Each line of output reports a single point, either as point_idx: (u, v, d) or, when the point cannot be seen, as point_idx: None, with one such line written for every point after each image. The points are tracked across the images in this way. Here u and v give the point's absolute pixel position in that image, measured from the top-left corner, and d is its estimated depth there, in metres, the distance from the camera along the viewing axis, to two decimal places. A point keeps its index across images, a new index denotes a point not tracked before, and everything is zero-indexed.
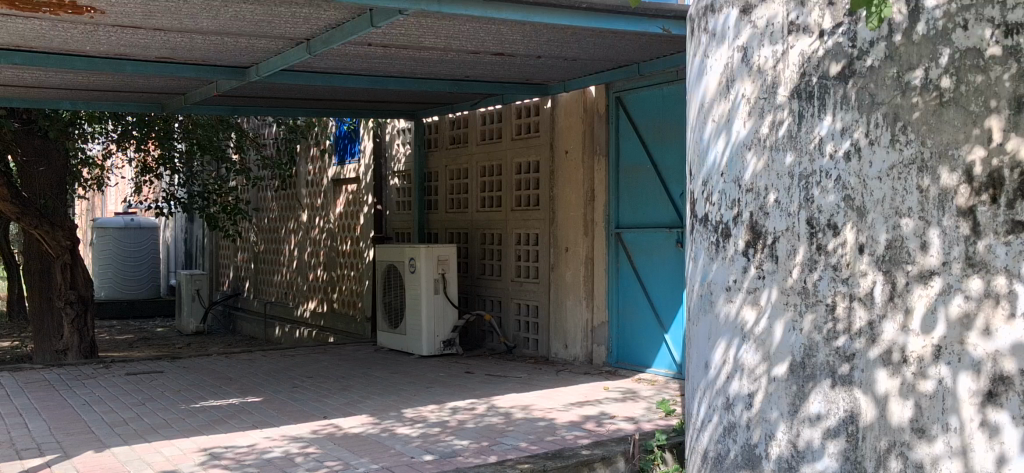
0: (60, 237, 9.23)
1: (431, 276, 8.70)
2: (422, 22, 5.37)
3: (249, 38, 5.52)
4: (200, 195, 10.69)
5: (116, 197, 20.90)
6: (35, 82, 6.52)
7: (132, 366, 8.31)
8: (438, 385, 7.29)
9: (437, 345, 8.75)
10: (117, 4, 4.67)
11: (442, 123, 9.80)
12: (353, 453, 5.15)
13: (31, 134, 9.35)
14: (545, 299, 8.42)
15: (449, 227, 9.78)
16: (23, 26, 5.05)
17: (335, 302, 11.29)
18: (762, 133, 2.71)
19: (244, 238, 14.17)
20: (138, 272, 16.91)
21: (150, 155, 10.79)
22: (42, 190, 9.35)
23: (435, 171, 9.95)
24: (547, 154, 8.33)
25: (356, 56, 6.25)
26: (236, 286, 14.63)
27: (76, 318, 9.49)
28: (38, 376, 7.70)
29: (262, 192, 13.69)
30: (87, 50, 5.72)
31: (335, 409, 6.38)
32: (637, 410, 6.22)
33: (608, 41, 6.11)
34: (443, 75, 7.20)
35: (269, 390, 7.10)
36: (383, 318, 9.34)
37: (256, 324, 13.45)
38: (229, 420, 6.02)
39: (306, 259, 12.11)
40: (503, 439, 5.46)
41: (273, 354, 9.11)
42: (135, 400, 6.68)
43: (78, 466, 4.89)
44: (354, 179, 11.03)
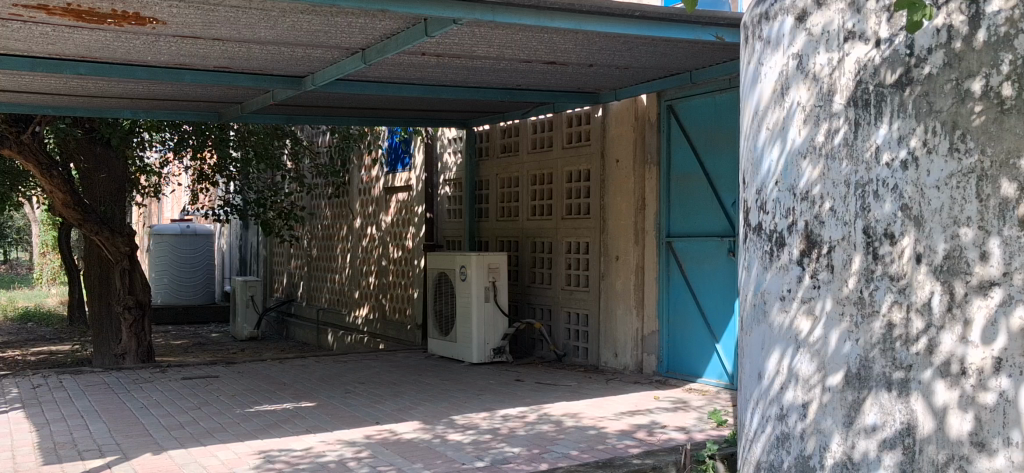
0: (119, 244, 9.33)
1: (482, 284, 8.73)
2: (475, 31, 5.41)
3: (306, 48, 5.61)
4: (255, 202, 10.85)
5: (173, 205, 21.35)
6: (98, 91, 6.68)
7: (189, 371, 8.46)
8: (489, 393, 7.31)
9: (488, 353, 8.80)
10: (177, 15, 4.77)
11: (493, 131, 9.84)
12: (405, 459, 5.18)
13: (93, 142, 9.59)
14: (594, 309, 8.42)
15: (500, 235, 9.82)
16: (87, 38, 5.19)
17: (387, 310, 11.37)
18: (817, 141, 2.71)
19: (299, 245, 14.34)
20: (194, 278, 17.23)
21: (207, 164, 10.97)
22: (102, 196, 9.58)
23: (486, 179, 9.99)
24: (598, 164, 8.32)
25: (409, 65, 6.31)
26: (290, 292, 14.79)
27: (134, 322, 9.59)
28: (98, 379, 7.87)
29: (314, 199, 13.85)
30: (148, 61, 5.85)
31: (387, 415, 6.44)
32: (688, 420, 6.18)
33: (660, 49, 6.10)
34: (495, 84, 7.23)
35: (322, 396, 7.18)
36: (434, 325, 9.41)
37: (309, 330, 13.59)
38: (283, 425, 6.10)
39: (359, 267, 12.23)
40: (554, 447, 5.46)
41: (325, 359, 9.21)
42: (191, 404, 6.80)
43: (137, 468, 4.99)
44: (405, 187, 11.13)
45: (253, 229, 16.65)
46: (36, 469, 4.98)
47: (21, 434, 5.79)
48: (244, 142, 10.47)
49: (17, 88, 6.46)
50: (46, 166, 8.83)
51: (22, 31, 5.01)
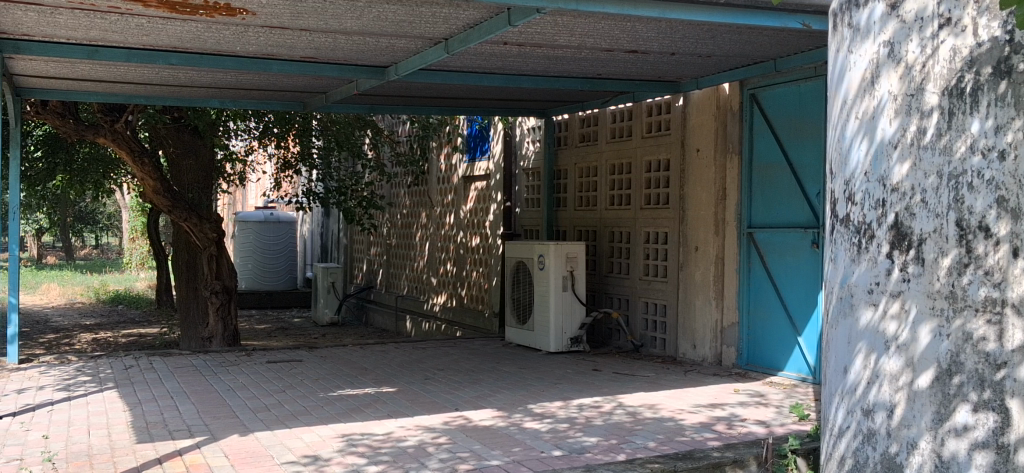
0: (207, 230, 9.52)
1: (560, 273, 8.73)
2: (559, 20, 5.40)
3: (390, 39, 5.67)
4: (337, 190, 11.01)
5: (257, 191, 21.83)
6: (189, 81, 6.84)
7: (273, 354, 8.65)
8: (566, 382, 7.31)
9: (565, 342, 8.80)
10: (267, 6, 4.86)
11: (572, 120, 9.79)
12: (484, 446, 5.22)
13: (181, 130, 9.87)
14: (672, 299, 8.36)
15: (578, 225, 9.79)
16: (180, 29, 5.32)
17: (465, 298, 11.46)
18: (909, 132, 2.56)
19: (379, 232, 14.51)
20: (276, 263, 17.57)
21: (291, 152, 11.13)
22: (190, 183, 9.87)
23: (565, 168, 9.96)
24: (678, 152, 8.24)
25: (492, 55, 6.34)
26: (370, 279, 14.98)
27: (221, 306, 9.76)
28: (186, 362, 8.09)
29: (394, 188, 13.99)
30: (236, 51, 5.98)
31: (466, 402, 6.50)
32: (768, 414, 6.10)
33: (745, 37, 6.01)
34: (576, 73, 7.20)
35: (403, 381, 7.28)
36: (512, 314, 9.45)
37: (388, 316, 13.76)
38: (365, 410, 6.20)
39: (437, 254, 12.34)
40: (632, 438, 5.44)
41: (404, 346, 9.32)
42: (275, 388, 6.95)
43: (225, 448, 5.13)
44: (484, 176, 11.17)
45: (335, 216, 16.92)
46: (131, 447, 5.15)
47: (115, 413, 5.99)
48: (326, 131, 10.66)
49: (112, 78, 6.66)
50: (139, 154, 9.07)
51: (118, 23, 5.17)
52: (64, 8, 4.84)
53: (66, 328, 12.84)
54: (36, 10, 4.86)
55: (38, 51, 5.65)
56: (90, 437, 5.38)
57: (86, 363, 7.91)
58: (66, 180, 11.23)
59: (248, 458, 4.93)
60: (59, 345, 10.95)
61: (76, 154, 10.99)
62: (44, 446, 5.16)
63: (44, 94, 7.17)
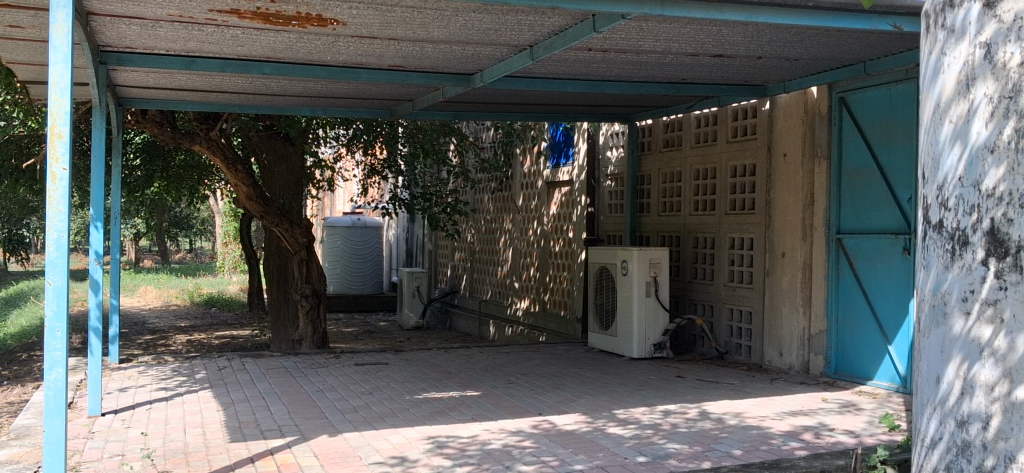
0: (297, 234, 9.76)
1: (643, 279, 8.70)
2: (643, 26, 5.40)
3: (475, 46, 5.75)
4: (422, 196, 11.19)
5: (345, 197, 22.29)
6: (280, 90, 7.04)
7: (361, 357, 8.82)
8: (649, 388, 7.29)
9: (648, 349, 8.77)
10: (357, 16, 4.98)
11: (656, 126, 9.75)
12: (568, 451, 5.24)
13: (273, 138, 10.13)
14: (758, 305, 8.25)
15: (661, 230, 9.73)
16: (273, 39, 5.48)
17: (548, 303, 11.50)
18: (1011, 134, 2.16)
19: (462, 238, 14.66)
20: (363, 268, 17.87)
21: (378, 159, 11.31)
22: (282, 189, 10.14)
23: (647, 173, 9.90)
24: (764, 157, 8.14)
25: (577, 61, 6.37)
26: (454, 284, 15.13)
27: (310, 309, 9.96)
28: (277, 363, 8.31)
29: (478, 193, 14.12)
30: (327, 60, 6.13)
31: (550, 406, 6.53)
32: (858, 424, 5.98)
33: (834, 40, 5.92)
34: (660, 78, 7.18)
35: (487, 385, 7.35)
36: (595, 319, 9.45)
37: (471, 321, 13.89)
38: (450, 413, 6.28)
39: (521, 259, 12.41)
40: (717, 446, 5.39)
41: (488, 350, 9.40)
42: (363, 390, 7.09)
43: (315, 448, 5.26)
44: (568, 181, 11.19)
45: (420, 222, 17.16)
46: (224, 446, 5.32)
47: (210, 413, 6.19)
48: (413, 138, 10.83)
49: (208, 88, 6.90)
50: (232, 161, 9.33)
51: (215, 34, 5.35)
52: (164, 21, 5.04)
53: (163, 329, 13.30)
54: (138, 24, 5.06)
55: (140, 63, 5.88)
56: (186, 435, 5.57)
57: (183, 363, 8.19)
58: (164, 186, 11.63)
59: (337, 458, 5.05)
60: (157, 346, 11.35)
61: (173, 160, 11.35)
62: (144, 443, 5.37)
63: (144, 103, 7.44)
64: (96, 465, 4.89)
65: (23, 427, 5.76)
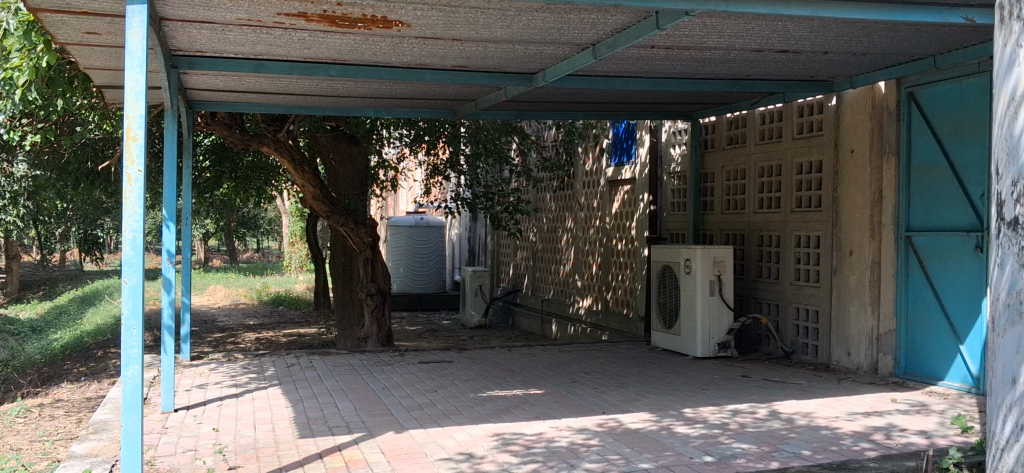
0: (362, 234, 9.87)
1: (707, 277, 8.62)
2: (707, 22, 5.37)
3: (538, 46, 5.77)
4: (484, 195, 11.25)
5: (408, 197, 22.49)
6: (346, 92, 7.14)
7: (425, 355, 8.90)
8: (714, 388, 7.23)
9: (712, 348, 8.69)
10: (421, 17, 5.03)
11: (719, 123, 9.65)
12: (633, 450, 5.23)
13: (338, 139, 10.27)
14: (825, 305, 8.13)
15: (725, 228, 9.64)
16: (340, 42, 5.57)
17: (611, 301, 11.46)
18: None
19: (525, 237, 14.69)
20: (426, 267, 18.00)
21: (441, 159, 11.40)
22: (347, 190, 10.28)
23: (711, 171, 9.82)
24: (831, 153, 8.02)
25: (639, 59, 6.35)
26: (516, 283, 15.17)
27: (375, 308, 10.06)
28: (344, 361, 8.43)
29: (540, 192, 14.14)
30: (391, 62, 6.20)
31: (614, 405, 6.51)
32: (929, 424, 5.86)
33: (903, 34, 5.81)
34: (724, 74, 7.12)
35: (551, 384, 7.36)
36: (659, 318, 9.40)
37: (534, 319, 13.91)
38: (514, 411, 6.30)
39: (583, 257, 12.40)
40: (784, 446, 5.33)
41: (551, 349, 9.41)
42: (428, 388, 7.15)
43: (382, 445, 5.33)
44: (630, 179, 11.14)
45: (482, 221, 17.24)
46: (293, 442, 5.42)
47: (279, 409, 6.30)
48: (475, 138, 10.86)
49: (275, 90, 7.02)
50: (299, 162, 9.47)
51: (283, 38, 5.45)
52: (233, 25, 5.14)
53: (232, 327, 13.56)
54: (209, 28, 5.18)
55: (210, 66, 6.01)
56: (256, 431, 5.68)
57: (252, 360, 8.35)
58: (232, 186, 11.86)
59: (403, 455, 5.10)
60: (226, 344, 11.58)
61: (241, 162, 11.57)
62: (216, 439, 5.49)
63: (213, 106, 7.59)
64: (170, 460, 5.01)
65: (100, 421, 5.94)
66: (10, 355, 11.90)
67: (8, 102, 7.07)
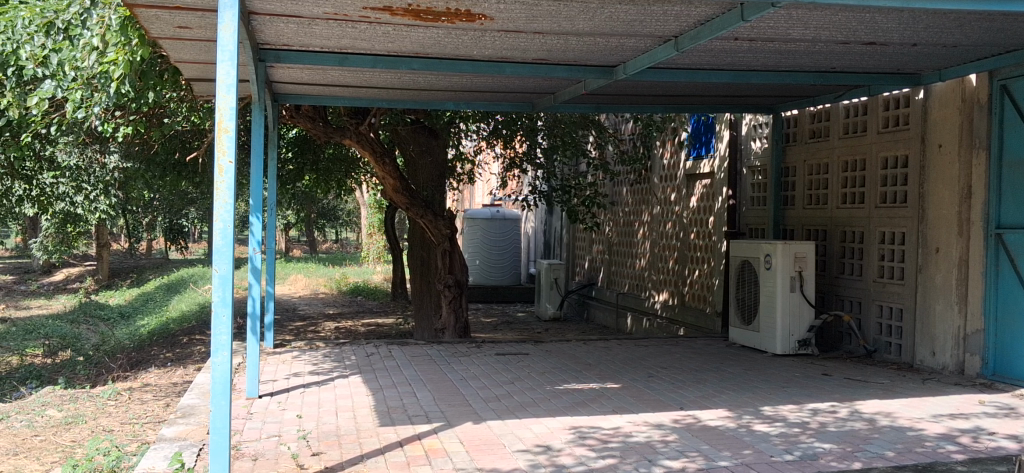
0: (441, 226, 9.94)
1: (787, 273, 8.49)
2: (793, 14, 5.28)
3: (619, 38, 5.74)
4: (561, 188, 11.24)
5: (484, 189, 22.64)
6: (427, 84, 7.20)
7: (501, 347, 8.94)
8: (795, 386, 7.12)
9: (792, 345, 8.56)
10: (504, 10, 5.04)
11: (802, 116, 9.48)
12: (712, 447, 5.19)
13: (418, 132, 10.37)
14: (910, 302, 7.93)
15: (806, 223, 9.46)
16: (423, 35, 5.62)
17: (687, 296, 11.37)
18: None
19: (600, 230, 14.64)
20: (502, 259, 18.06)
21: (517, 152, 11.43)
22: (425, 182, 10.39)
23: (793, 165, 9.64)
24: (918, 147, 7.82)
25: (721, 51, 6.27)
26: (591, 276, 15.13)
27: (452, 299, 10.13)
28: (422, 351, 8.52)
29: (617, 185, 14.08)
30: (473, 55, 6.24)
31: (692, 401, 6.46)
32: (1019, 428, 5.69)
33: (998, 24, 5.63)
34: (808, 67, 6.99)
35: (627, 378, 7.34)
36: (737, 314, 9.29)
37: (608, 313, 13.86)
38: (591, 404, 6.30)
39: (660, 251, 12.31)
40: (867, 446, 5.23)
41: (627, 343, 9.38)
42: (505, 379, 7.18)
43: (460, 435, 5.38)
44: (709, 173, 11.02)
45: (558, 214, 17.24)
46: (374, 430, 5.50)
47: (360, 397, 6.41)
48: (553, 130, 10.85)
49: (358, 83, 7.12)
50: (380, 154, 9.58)
51: (368, 31, 5.52)
52: (320, 19, 5.22)
53: (312, 316, 13.82)
54: (296, 22, 5.27)
55: (296, 59, 6.11)
56: (338, 418, 5.78)
57: (332, 349, 8.49)
58: (314, 178, 12.08)
59: (482, 446, 5.14)
60: (307, 332, 11.82)
61: (322, 155, 11.77)
62: (299, 425, 5.61)
63: (297, 99, 7.73)
64: (255, 445, 5.13)
65: (188, 406, 6.11)
66: (101, 340, 12.32)
67: (102, 95, 7.31)
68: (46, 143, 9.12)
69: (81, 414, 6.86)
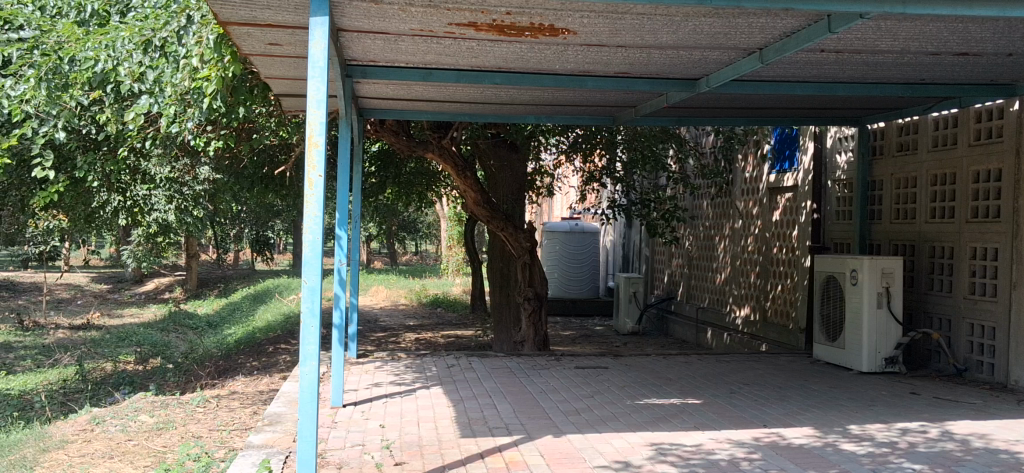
0: (521, 239, 9.98)
1: (874, 289, 8.31)
2: (882, 25, 5.18)
3: (703, 51, 5.70)
4: (640, 202, 11.20)
5: (563, 202, 22.69)
6: (509, 99, 7.25)
7: (581, 360, 8.93)
8: (882, 405, 6.95)
9: (878, 363, 8.37)
10: (587, 25, 5.06)
11: (889, 129, 9.29)
12: (797, 465, 5.10)
13: (499, 145, 10.46)
14: (1003, 320, 7.69)
15: (893, 238, 9.25)
16: (506, 50, 5.66)
17: (769, 311, 11.19)
18: None
19: (680, 244, 14.54)
20: (581, 272, 18.01)
21: (597, 166, 11.44)
22: (506, 196, 10.46)
23: (880, 179, 9.43)
24: (1012, 161, 7.58)
25: (807, 63, 6.19)
26: (671, 290, 15.02)
27: (533, 312, 10.15)
28: (502, 363, 8.56)
29: (697, 199, 13.97)
30: (555, 69, 6.26)
31: (775, 419, 6.36)
32: None
33: None
34: (897, 79, 6.85)
35: (709, 394, 7.25)
36: (822, 331, 9.12)
37: (688, 328, 13.73)
38: (672, 420, 6.25)
39: (742, 265, 12.15)
40: (960, 468, 5.08)
41: (708, 358, 9.28)
42: (585, 393, 7.17)
43: (541, 448, 5.39)
44: (792, 187, 10.86)
45: (637, 228, 17.18)
46: (455, 441, 5.55)
47: (441, 408, 6.47)
48: (633, 144, 10.83)
49: (442, 98, 7.21)
50: (462, 168, 9.67)
51: (453, 47, 5.59)
52: (407, 36, 5.31)
53: (393, 328, 14.01)
54: (383, 38, 5.37)
55: (382, 75, 6.23)
56: (420, 429, 5.84)
57: (414, 360, 8.59)
58: (396, 191, 12.27)
59: (562, 459, 5.15)
60: (388, 343, 11.99)
61: (404, 169, 11.96)
62: (382, 435, 5.68)
63: (382, 113, 7.86)
64: (340, 453, 5.22)
65: (275, 414, 6.25)
66: (190, 348, 12.68)
67: (195, 110, 7.54)
68: (142, 158, 9.45)
69: (172, 419, 7.05)
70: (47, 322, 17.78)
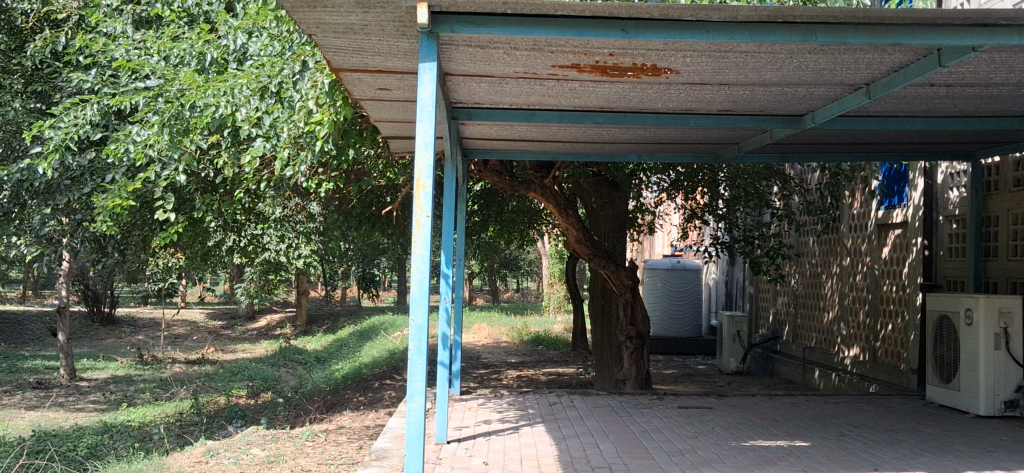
0: (622, 277, 9.96)
1: (991, 329, 8.00)
2: (995, 58, 5.05)
3: (808, 87, 5.65)
4: (744, 239, 11.06)
5: (665, 239, 22.52)
6: (610, 138, 7.30)
7: (683, 400, 8.84)
8: (1002, 450, 6.67)
9: (997, 406, 8.02)
10: (690, 64, 5.08)
11: (1005, 164, 8.98)
12: None
13: (600, 184, 10.56)
14: None
15: (1010, 276, 8.90)
16: (609, 90, 5.72)
17: (879, 351, 10.87)
18: None
19: (785, 282, 14.28)
20: (682, 311, 17.82)
21: (699, 203, 11.39)
22: (607, 233, 10.50)
23: (995, 214, 9.10)
24: None
25: (916, 98, 6.06)
26: (775, 329, 14.74)
27: (634, 351, 10.10)
28: (604, 402, 8.54)
29: (803, 236, 13.71)
30: (658, 108, 6.29)
31: (887, 463, 6.18)
32: None
33: None
34: (1012, 112, 6.64)
35: (816, 436, 7.08)
36: (936, 372, 8.80)
37: (794, 368, 13.43)
38: (779, 462, 6.13)
39: (850, 304, 11.85)
40: None
41: (816, 399, 9.07)
42: (688, 433, 7.09)
43: None
44: (902, 223, 10.58)
45: (739, 266, 16.97)
46: None
47: (544, 446, 6.49)
48: (735, 181, 10.74)
49: (544, 138, 7.30)
50: (564, 207, 9.73)
51: (556, 88, 5.67)
52: (511, 78, 5.42)
53: (496, 365, 14.11)
54: (488, 81, 5.49)
55: (487, 117, 6.36)
56: (524, 467, 5.87)
57: (516, 397, 8.64)
58: (498, 229, 12.41)
59: None
60: (490, 380, 12.08)
61: (506, 207, 12.10)
62: None
63: (485, 154, 8.00)
64: None
65: (382, 449, 6.36)
66: (299, 383, 13.01)
67: (307, 153, 7.77)
68: (256, 198, 9.83)
69: (282, 453, 7.25)
70: (164, 356, 18.47)
